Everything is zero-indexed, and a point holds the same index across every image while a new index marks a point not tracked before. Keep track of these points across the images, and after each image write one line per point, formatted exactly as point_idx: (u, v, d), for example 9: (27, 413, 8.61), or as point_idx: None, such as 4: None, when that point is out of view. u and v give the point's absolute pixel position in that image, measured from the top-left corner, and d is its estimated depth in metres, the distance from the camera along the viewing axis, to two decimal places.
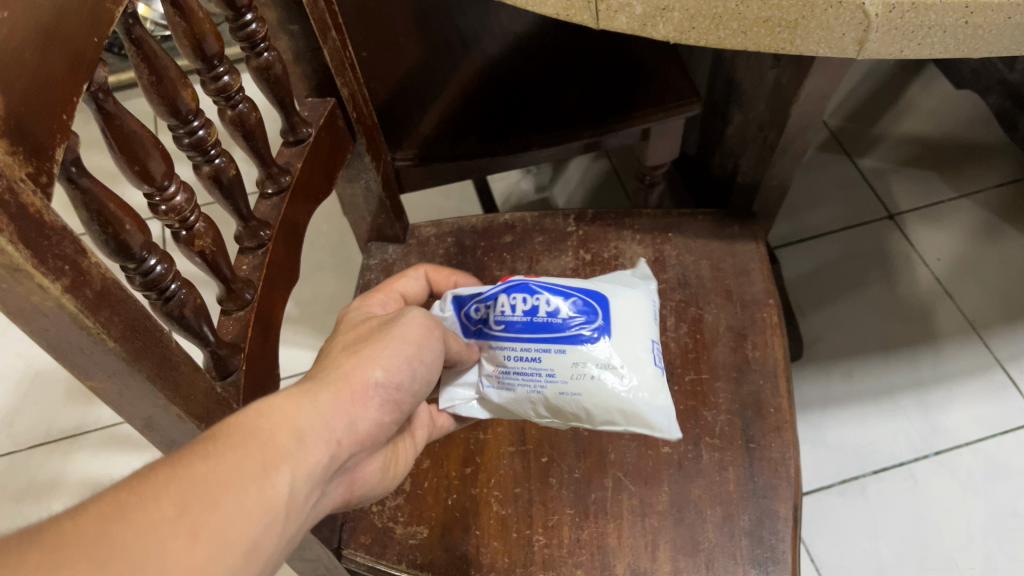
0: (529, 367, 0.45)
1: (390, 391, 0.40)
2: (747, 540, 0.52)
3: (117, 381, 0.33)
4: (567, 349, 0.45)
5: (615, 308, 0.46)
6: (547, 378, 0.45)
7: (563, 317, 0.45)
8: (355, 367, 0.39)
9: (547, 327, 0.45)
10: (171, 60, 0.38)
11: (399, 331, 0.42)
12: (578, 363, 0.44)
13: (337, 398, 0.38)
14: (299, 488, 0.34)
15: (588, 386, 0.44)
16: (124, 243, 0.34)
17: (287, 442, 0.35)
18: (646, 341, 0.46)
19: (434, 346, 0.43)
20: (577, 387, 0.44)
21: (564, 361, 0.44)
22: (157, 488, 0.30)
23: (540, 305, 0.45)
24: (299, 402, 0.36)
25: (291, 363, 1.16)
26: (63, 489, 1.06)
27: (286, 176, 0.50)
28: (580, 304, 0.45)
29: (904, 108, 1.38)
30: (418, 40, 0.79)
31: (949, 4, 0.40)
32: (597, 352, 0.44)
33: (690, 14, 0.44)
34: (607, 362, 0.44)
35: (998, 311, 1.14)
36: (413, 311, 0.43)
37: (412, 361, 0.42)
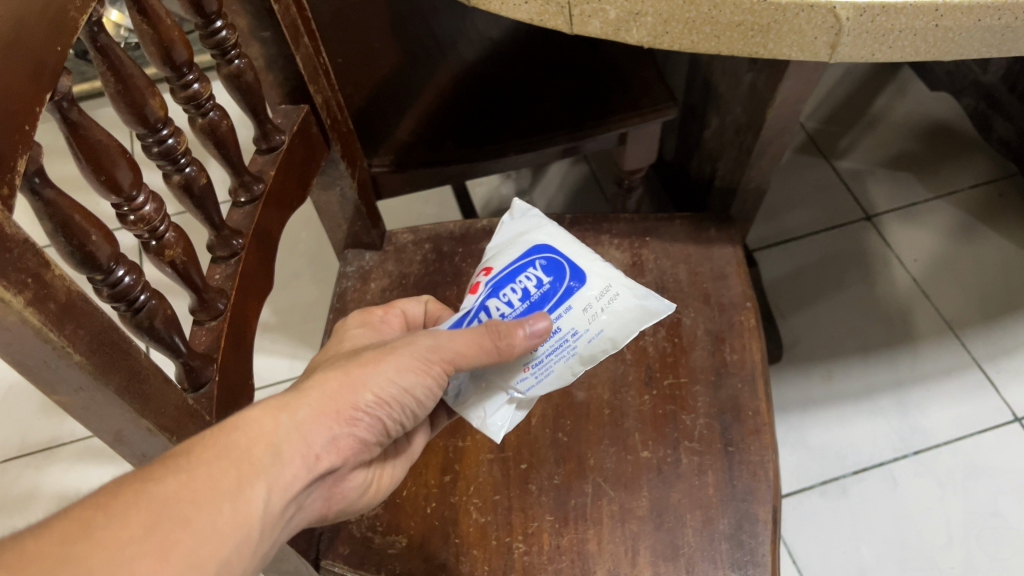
0: (550, 344, 0.43)
1: (379, 413, 0.40)
2: (726, 544, 0.52)
3: (84, 396, 0.33)
4: (572, 302, 0.43)
5: (564, 241, 0.45)
6: (574, 337, 0.43)
7: (545, 282, 0.44)
8: (344, 386, 0.39)
9: (545, 298, 0.43)
10: (139, 68, 0.38)
11: (396, 361, 0.40)
12: (586, 307, 0.43)
13: (320, 415, 0.38)
14: (274, 503, 0.35)
15: (609, 317, 0.43)
16: (90, 255, 0.33)
17: (263, 456, 0.35)
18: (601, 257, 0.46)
19: (433, 382, 0.41)
20: (600, 326, 0.43)
21: (576, 315, 0.43)
22: (125, 505, 0.30)
23: (524, 286, 0.44)
24: (276, 415, 0.36)
25: (270, 372, 1.15)
26: (38, 503, 1.04)
27: (258, 184, 0.50)
28: (544, 261, 0.44)
29: (879, 110, 1.39)
30: (393, 46, 0.79)
31: (919, 7, 0.40)
32: (592, 288, 0.43)
33: (664, 18, 0.44)
34: (604, 289, 0.44)
35: (975, 311, 1.15)
36: (419, 341, 0.41)
37: (406, 395, 0.41)
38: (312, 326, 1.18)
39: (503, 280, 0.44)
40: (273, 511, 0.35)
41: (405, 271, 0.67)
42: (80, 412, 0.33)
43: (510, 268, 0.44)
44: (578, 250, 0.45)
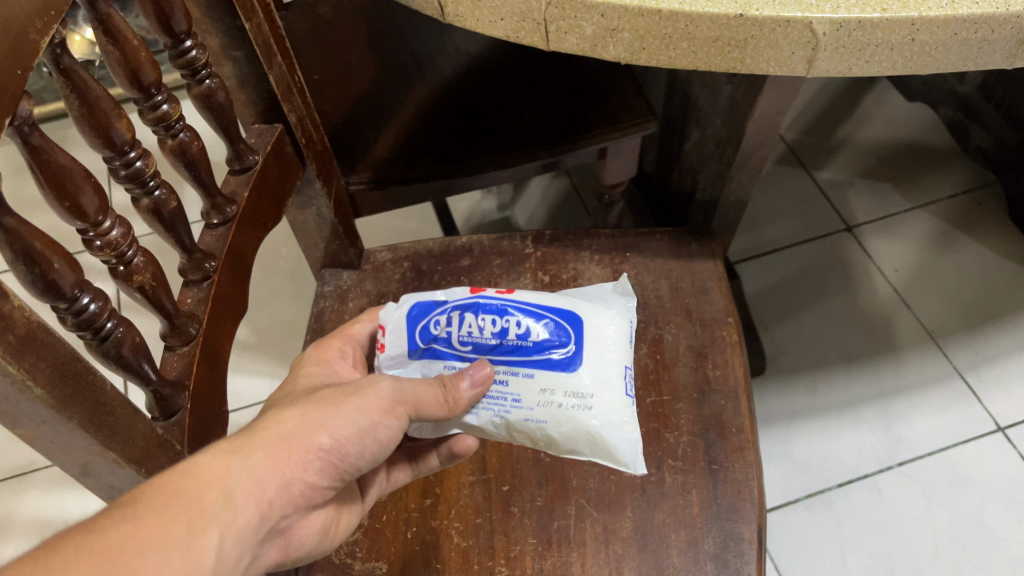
0: (494, 392, 0.42)
1: (334, 458, 0.38)
2: (712, 564, 0.52)
3: (48, 430, 0.31)
4: (536, 374, 0.42)
5: (593, 330, 0.43)
6: (513, 405, 0.42)
7: (527, 340, 0.42)
8: (299, 428, 0.37)
9: (515, 352, 0.42)
10: (104, 90, 0.37)
11: (357, 403, 0.39)
12: (545, 390, 0.41)
13: (272, 458, 0.36)
14: (226, 551, 0.34)
15: (556, 412, 0.41)
16: (53, 283, 0.32)
17: (215, 501, 0.34)
18: (619, 368, 0.42)
19: (394, 424, 0.40)
20: (543, 414, 0.41)
21: (532, 387, 0.42)
22: (69, 557, 0.30)
23: (508, 327, 0.42)
24: (228, 459, 0.36)
25: (249, 392, 1.14)
26: (14, 530, 1.02)
27: (231, 206, 0.49)
28: (550, 325, 0.42)
29: (858, 120, 1.40)
30: (371, 62, 0.79)
31: (895, 21, 0.40)
32: (567, 379, 0.41)
33: (640, 34, 0.43)
34: (575, 391, 0.41)
35: (956, 321, 1.15)
36: (380, 383, 0.40)
37: (363, 436, 0.39)
38: (291, 346, 1.17)
39: (497, 307, 0.43)
40: (226, 559, 0.34)
41: (384, 290, 0.66)
42: (43, 447, 0.32)
43: (519, 306, 0.43)
44: (592, 340, 0.42)
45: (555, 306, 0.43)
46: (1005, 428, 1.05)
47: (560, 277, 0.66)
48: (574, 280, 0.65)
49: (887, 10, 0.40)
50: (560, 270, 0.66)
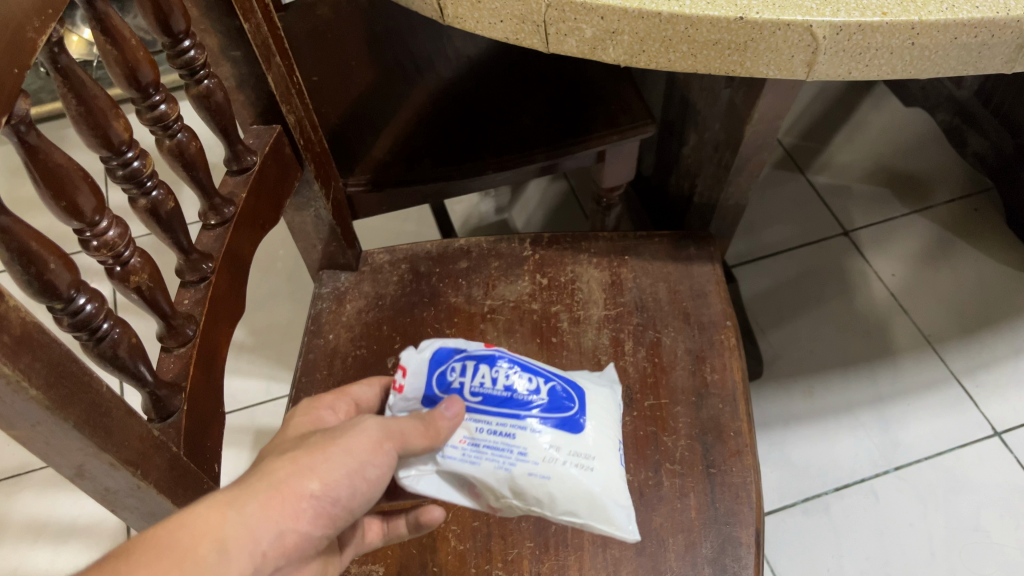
0: (498, 442, 0.39)
1: (326, 505, 0.37)
2: (709, 568, 0.52)
3: (42, 432, 0.31)
4: (543, 430, 0.39)
5: (593, 402, 0.42)
6: (518, 458, 0.38)
7: (536, 396, 0.40)
8: (290, 475, 0.36)
9: (523, 406, 0.40)
10: (102, 89, 0.37)
11: (345, 446, 0.38)
12: (552, 446, 0.39)
13: (265, 508, 0.35)
14: None
15: (563, 471, 0.38)
16: (49, 283, 0.32)
17: (209, 554, 0.33)
18: (615, 442, 0.41)
19: (384, 463, 0.38)
20: (548, 471, 0.38)
21: (539, 442, 0.39)
22: None
23: (520, 383, 0.40)
24: (223, 509, 0.34)
25: (246, 393, 1.13)
26: (8, 532, 1.02)
27: (229, 207, 0.49)
28: (558, 388, 0.41)
29: (856, 125, 1.40)
30: (370, 64, 0.78)
31: (895, 25, 0.40)
32: (574, 440, 0.40)
33: (640, 37, 0.43)
34: (580, 452, 0.39)
35: (952, 326, 1.15)
36: (366, 423, 0.39)
37: (354, 477, 0.38)
38: (289, 347, 1.17)
39: (513, 363, 0.41)
40: None
41: (381, 292, 0.66)
42: (38, 449, 0.32)
43: (529, 366, 0.41)
44: (596, 408, 0.42)
45: (561, 373, 0.42)
46: (1002, 433, 1.05)
47: (558, 280, 0.65)
48: (572, 283, 0.65)
49: (887, 14, 0.40)
50: (558, 273, 0.66)
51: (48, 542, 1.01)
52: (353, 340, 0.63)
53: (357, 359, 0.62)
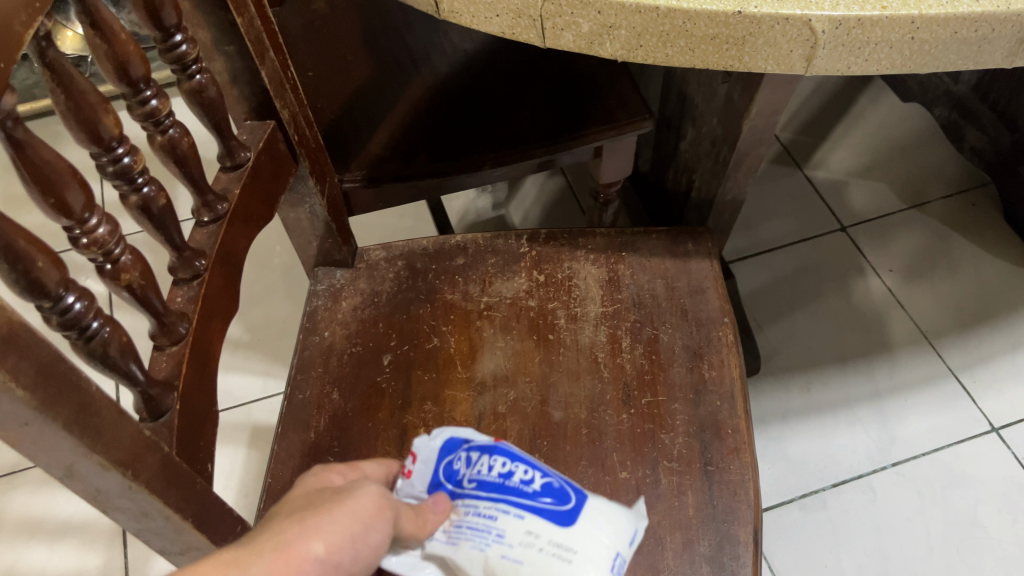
0: (481, 522, 0.40)
1: (330, 569, 0.35)
2: (707, 566, 0.51)
3: (30, 432, 0.31)
4: (526, 515, 0.39)
5: (594, 509, 0.41)
6: (495, 538, 0.39)
7: (526, 485, 0.41)
8: (297, 536, 0.35)
9: (511, 492, 0.41)
10: (91, 85, 0.36)
11: (351, 508, 0.37)
12: (530, 531, 0.38)
13: (270, 569, 0.33)
14: None
15: (535, 558, 0.38)
16: (37, 280, 0.32)
17: None
18: (609, 550, 0.39)
19: (383, 529, 0.38)
20: (520, 553, 0.38)
21: (517, 524, 0.39)
22: None
23: (514, 471, 0.42)
24: (225, 570, 0.32)
25: (242, 390, 1.13)
26: (3, 530, 1.02)
27: (222, 203, 0.48)
28: (553, 485, 0.41)
29: (853, 120, 1.39)
30: (366, 58, 0.78)
31: (895, 19, 0.40)
32: (555, 531, 0.39)
33: (637, 31, 0.42)
34: (561, 545, 0.38)
35: (949, 321, 1.15)
36: (369, 488, 0.39)
37: (357, 541, 0.37)
38: (286, 343, 1.17)
39: (512, 455, 0.43)
40: None
41: (377, 289, 0.65)
42: (27, 452, 0.31)
43: (530, 460, 0.43)
44: (594, 515, 0.40)
45: (568, 482, 0.42)
46: (1000, 428, 1.05)
47: (555, 277, 0.65)
48: (569, 280, 0.65)
49: (887, 8, 0.40)
50: (555, 269, 0.65)
51: (43, 540, 1.01)
52: (348, 337, 0.63)
53: (352, 357, 0.62)
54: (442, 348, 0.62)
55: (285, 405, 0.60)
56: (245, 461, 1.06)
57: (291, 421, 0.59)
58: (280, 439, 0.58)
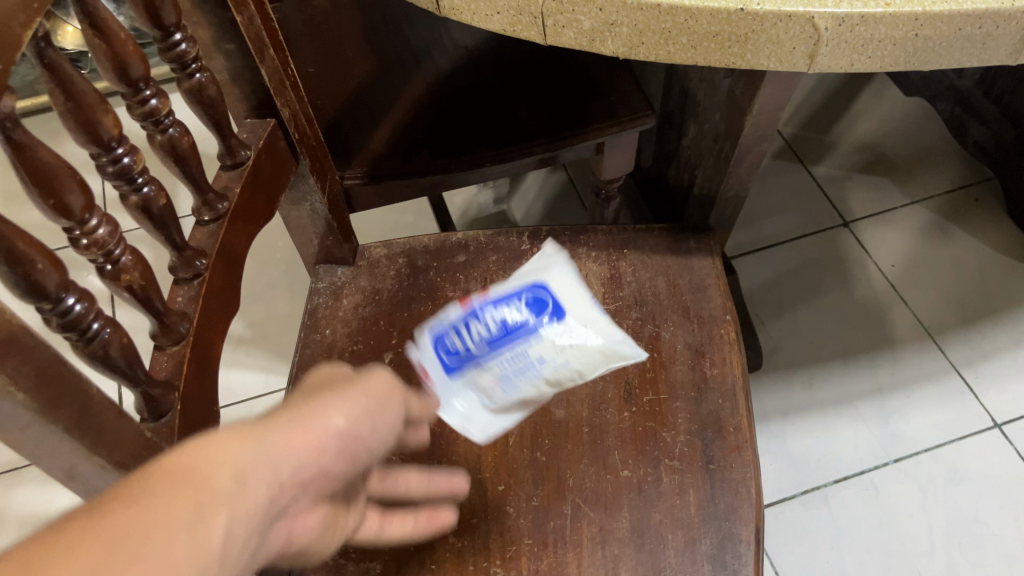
0: (521, 363, 0.50)
1: (348, 440, 0.35)
2: (709, 565, 0.51)
3: (31, 434, 0.31)
4: (544, 336, 0.50)
5: (556, 286, 0.54)
6: (541, 364, 0.50)
7: (521, 317, 0.51)
8: (314, 411, 0.34)
9: (516, 330, 0.50)
10: (90, 84, 0.36)
11: (362, 389, 0.38)
12: (558, 341, 0.50)
13: (289, 440, 0.33)
14: (238, 539, 0.29)
15: (574, 352, 0.51)
16: (37, 283, 0.32)
17: (228, 484, 0.29)
18: (588, 300, 0.54)
19: (394, 410, 0.39)
20: (566, 357, 0.50)
21: (546, 346, 0.50)
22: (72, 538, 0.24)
23: (503, 318, 0.50)
24: (242, 441, 0.31)
25: (244, 386, 1.13)
26: (5, 527, 1.02)
27: (223, 203, 0.48)
28: (530, 301, 0.52)
29: (856, 115, 1.39)
30: (366, 54, 0.78)
31: (898, 16, 0.39)
32: (566, 327, 0.51)
33: (639, 29, 0.42)
34: (575, 329, 0.52)
35: (951, 316, 1.15)
36: (379, 374, 0.40)
37: (370, 419, 0.37)
38: (288, 340, 1.17)
39: (488, 311, 0.51)
40: (238, 546, 0.29)
41: (378, 287, 0.65)
42: (27, 455, 0.31)
43: (496, 301, 0.51)
44: (561, 289, 0.53)
45: (523, 287, 0.53)
46: (1002, 425, 1.05)
47: None
48: None
49: (890, 5, 0.39)
50: None
51: None
52: (349, 336, 0.63)
53: (353, 355, 0.62)
54: None
55: None
56: None
57: None
58: None
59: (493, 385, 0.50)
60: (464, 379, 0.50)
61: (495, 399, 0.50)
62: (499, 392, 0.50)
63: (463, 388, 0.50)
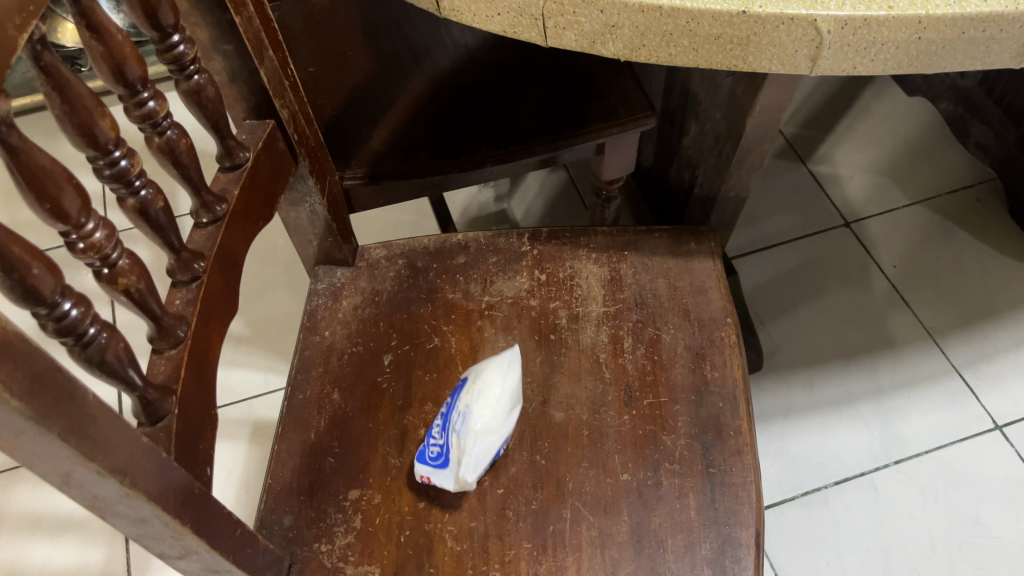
0: (459, 415, 0.54)
1: None
2: (709, 569, 0.51)
3: (26, 441, 0.30)
4: (463, 393, 0.55)
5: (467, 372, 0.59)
6: (471, 405, 0.54)
7: (446, 406, 0.56)
8: None
9: (448, 410, 0.55)
10: (86, 87, 0.36)
11: None
12: (474, 385, 0.55)
13: None
14: None
15: (487, 382, 0.55)
16: (33, 288, 0.31)
17: None
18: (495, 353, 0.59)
19: None
20: (483, 390, 0.55)
21: (469, 396, 0.55)
22: None
23: (439, 416, 0.56)
24: None
25: (244, 385, 1.13)
26: (4, 526, 1.02)
27: (221, 205, 0.48)
28: (451, 394, 0.57)
29: (857, 115, 1.39)
30: (366, 53, 0.77)
31: (901, 19, 0.39)
32: (478, 373, 0.56)
33: (640, 31, 0.42)
34: (479, 371, 0.56)
35: (953, 317, 1.14)
36: None
37: None
38: (288, 338, 1.17)
39: (432, 424, 0.56)
40: None
41: (378, 288, 0.65)
42: (23, 462, 0.31)
43: (435, 418, 0.57)
44: (472, 367, 0.59)
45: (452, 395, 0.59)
46: (1003, 426, 1.04)
47: (557, 276, 0.65)
48: (571, 279, 0.65)
49: (893, 8, 0.39)
50: (557, 268, 0.65)
51: (44, 536, 1.01)
52: (349, 337, 0.62)
53: (352, 356, 0.61)
54: (443, 348, 0.62)
55: (285, 405, 0.59)
56: (247, 456, 1.06)
57: (291, 422, 0.59)
58: (280, 439, 0.58)
59: (461, 445, 0.53)
60: (448, 463, 0.54)
61: (475, 454, 0.53)
62: (467, 445, 0.53)
63: (450, 472, 0.53)
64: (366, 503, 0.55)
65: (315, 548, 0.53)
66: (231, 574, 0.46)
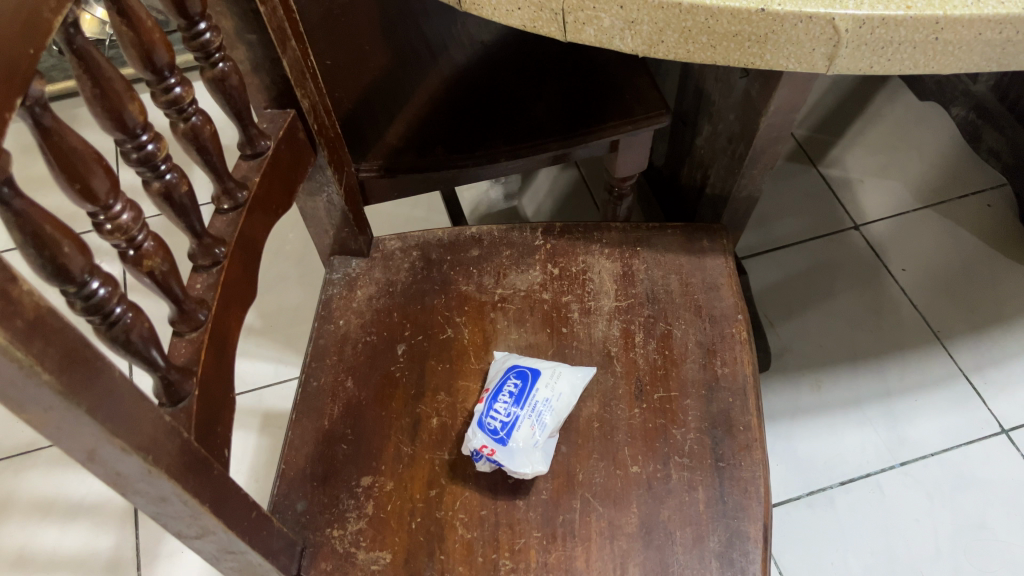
0: (539, 407, 0.55)
1: None
2: (717, 562, 0.52)
3: (55, 416, 0.31)
4: (540, 385, 0.56)
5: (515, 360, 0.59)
6: (550, 402, 0.56)
7: (513, 387, 0.56)
8: None
9: (520, 394, 0.56)
10: (117, 72, 0.36)
11: None
12: (551, 382, 0.57)
13: None
14: None
15: (564, 386, 0.57)
16: (63, 267, 0.32)
17: None
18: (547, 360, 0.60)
19: None
20: (560, 392, 0.56)
21: (547, 391, 0.56)
22: None
23: (505, 394, 0.56)
24: None
25: (254, 376, 1.14)
26: (15, 510, 1.03)
27: (242, 192, 0.48)
28: (511, 376, 0.57)
29: (869, 118, 1.39)
30: (383, 48, 0.78)
31: (919, 20, 0.40)
32: (551, 372, 0.57)
33: (659, 27, 0.43)
34: (554, 371, 0.58)
35: (961, 322, 1.14)
36: None
37: None
38: (299, 331, 1.17)
39: (491, 399, 0.56)
40: None
41: (392, 279, 0.65)
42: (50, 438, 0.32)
43: (491, 393, 0.56)
44: (522, 358, 0.59)
45: (499, 376, 0.58)
46: (1009, 430, 1.04)
47: (569, 271, 0.65)
48: (583, 274, 0.65)
49: (911, 8, 0.39)
50: (569, 263, 0.65)
51: (55, 521, 1.02)
52: (363, 327, 0.63)
53: (366, 346, 0.62)
54: (456, 339, 0.62)
55: (299, 392, 0.60)
56: (256, 447, 1.06)
57: (305, 409, 0.59)
58: (293, 426, 0.59)
59: (534, 434, 0.54)
60: (515, 442, 0.54)
61: (542, 445, 0.54)
62: (541, 437, 0.54)
63: (513, 450, 0.53)
64: (379, 490, 0.56)
65: (327, 534, 0.54)
66: (247, 556, 0.47)
